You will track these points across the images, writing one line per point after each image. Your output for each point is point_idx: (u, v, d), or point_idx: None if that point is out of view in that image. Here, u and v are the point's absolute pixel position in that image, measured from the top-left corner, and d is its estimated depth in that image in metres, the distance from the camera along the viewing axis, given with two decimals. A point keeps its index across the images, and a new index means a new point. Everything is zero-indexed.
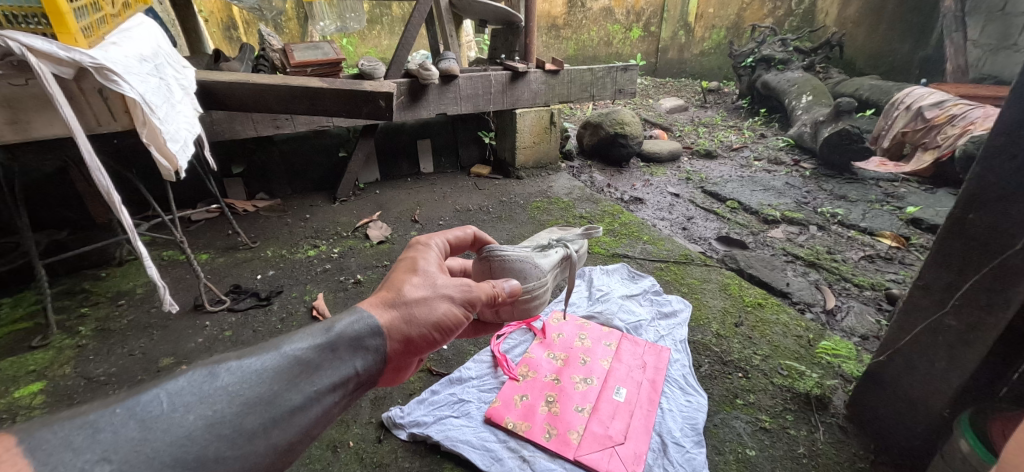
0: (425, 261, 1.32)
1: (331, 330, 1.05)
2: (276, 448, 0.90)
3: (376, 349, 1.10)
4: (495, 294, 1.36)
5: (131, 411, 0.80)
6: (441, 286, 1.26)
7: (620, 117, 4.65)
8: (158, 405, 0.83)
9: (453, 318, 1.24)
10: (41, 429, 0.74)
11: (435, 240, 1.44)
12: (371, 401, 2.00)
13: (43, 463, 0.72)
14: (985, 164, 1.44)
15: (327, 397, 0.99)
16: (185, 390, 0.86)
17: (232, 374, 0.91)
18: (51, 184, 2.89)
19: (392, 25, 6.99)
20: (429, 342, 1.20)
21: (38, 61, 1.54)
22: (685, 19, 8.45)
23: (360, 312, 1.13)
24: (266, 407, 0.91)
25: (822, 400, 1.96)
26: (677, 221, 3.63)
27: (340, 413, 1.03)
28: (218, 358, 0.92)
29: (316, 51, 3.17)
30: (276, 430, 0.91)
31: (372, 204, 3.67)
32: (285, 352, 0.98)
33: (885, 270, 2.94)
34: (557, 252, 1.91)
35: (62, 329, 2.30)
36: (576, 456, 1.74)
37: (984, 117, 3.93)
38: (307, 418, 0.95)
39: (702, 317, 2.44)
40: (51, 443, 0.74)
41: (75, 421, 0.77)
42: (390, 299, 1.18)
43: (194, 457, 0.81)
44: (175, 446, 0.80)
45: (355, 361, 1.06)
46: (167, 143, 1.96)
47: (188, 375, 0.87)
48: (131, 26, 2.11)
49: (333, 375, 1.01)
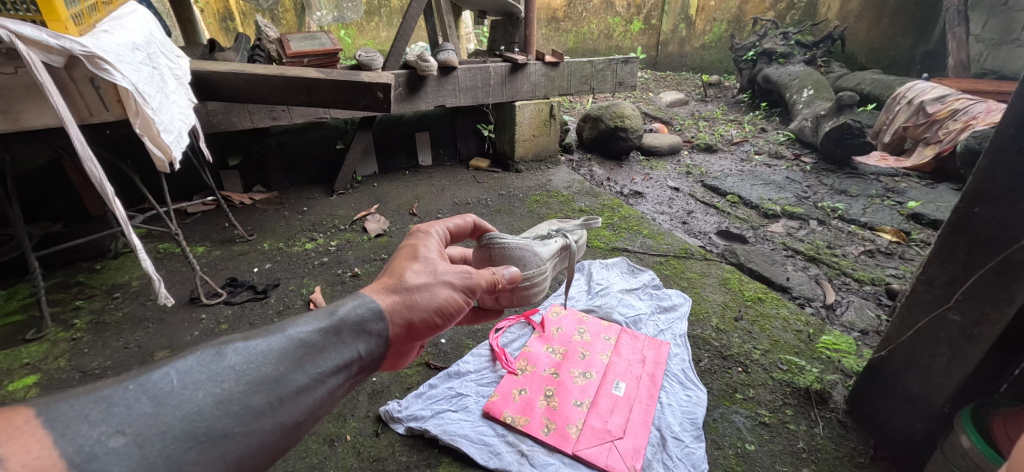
0: (426, 248, 1.30)
1: (335, 314, 1.04)
2: (282, 427, 0.89)
3: (379, 334, 1.08)
4: (496, 281, 1.33)
5: (142, 387, 0.79)
6: (442, 273, 1.23)
7: (620, 109, 4.60)
8: (168, 382, 0.81)
9: (454, 304, 1.23)
10: (57, 403, 0.74)
11: (435, 228, 1.41)
12: (369, 396, 1.98)
13: (61, 434, 0.72)
14: (993, 157, 1.41)
15: (331, 379, 0.98)
16: (194, 368, 0.85)
17: (239, 354, 0.89)
18: (44, 175, 2.85)
19: (390, 16, 6.94)
20: (430, 327, 1.19)
21: (27, 48, 1.51)
22: (686, 12, 8.40)
23: (363, 296, 1.11)
24: (272, 387, 0.89)
25: (822, 395, 1.95)
26: (677, 215, 3.62)
27: (344, 395, 1.01)
28: (225, 338, 0.91)
29: (313, 42, 3.14)
30: (283, 409, 0.89)
31: (370, 197, 3.65)
32: (291, 333, 0.96)
33: (886, 264, 2.93)
34: (556, 241, 1.89)
35: (57, 322, 2.28)
36: (576, 450, 1.73)
37: (987, 111, 3.90)
38: (312, 399, 0.93)
39: (702, 312, 2.42)
40: (67, 416, 0.74)
41: (89, 396, 0.76)
42: (391, 285, 1.16)
43: (204, 433, 0.80)
44: (184, 422, 0.79)
45: (358, 344, 1.04)
46: (161, 134, 1.93)
47: (197, 354, 0.86)
48: (124, 14, 2.07)
49: (337, 357, 0.99)
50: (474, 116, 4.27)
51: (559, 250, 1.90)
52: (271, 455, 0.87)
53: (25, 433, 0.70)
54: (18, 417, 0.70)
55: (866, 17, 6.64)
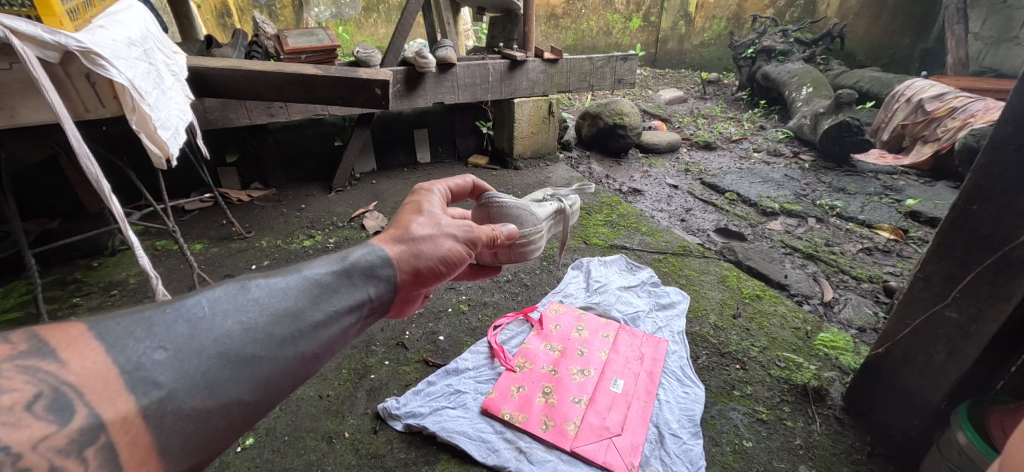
0: (430, 203, 1.32)
1: (345, 259, 1.09)
2: (302, 357, 0.94)
3: (387, 279, 1.14)
4: (494, 236, 1.37)
5: (179, 311, 0.84)
6: (445, 226, 1.27)
7: (619, 107, 4.60)
8: (200, 309, 0.87)
9: (457, 255, 1.26)
10: (105, 320, 0.79)
11: (437, 185, 1.43)
12: (367, 393, 1.98)
13: (111, 346, 0.77)
14: (991, 154, 1.41)
15: (344, 318, 1.04)
16: (222, 298, 0.90)
17: (261, 289, 0.95)
18: (41, 171, 2.84)
19: (389, 13, 6.91)
20: (435, 275, 1.24)
21: (21, 44, 1.50)
22: (686, 10, 8.35)
23: (372, 246, 1.16)
24: (293, 320, 0.95)
25: (819, 392, 1.95)
26: (675, 213, 3.62)
27: (355, 335, 1.07)
28: (247, 276, 0.96)
29: (310, 38, 3.12)
30: (303, 339, 0.95)
31: (369, 194, 3.64)
32: (310, 273, 1.03)
33: (884, 262, 2.93)
34: (551, 204, 1.92)
35: (54, 319, 2.28)
36: (573, 447, 1.73)
37: (985, 110, 3.91)
38: (328, 334, 0.99)
39: (699, 309, 2.42)
40: (115, 332, 0.78)
41: (133, 315, 0.81)
42: (398, 235, 1.21)
43: (235, 354, 0.86)
44: (217, 343, 0.85)
45: (368, 288, 1.10)
46: (157, 130, 1.92)
47: (225, 286, 0.91)
48: (120, 9, 2.06)
49: (349, 298, 1.05)
50: (473, 113, 4.26)
51: (555, 212, 1.92)
52: (292, 381, 0.93)
53: (79, 342, 0.75)
54: (72, 329, 0.76)
55: (865, 15, 6.63)
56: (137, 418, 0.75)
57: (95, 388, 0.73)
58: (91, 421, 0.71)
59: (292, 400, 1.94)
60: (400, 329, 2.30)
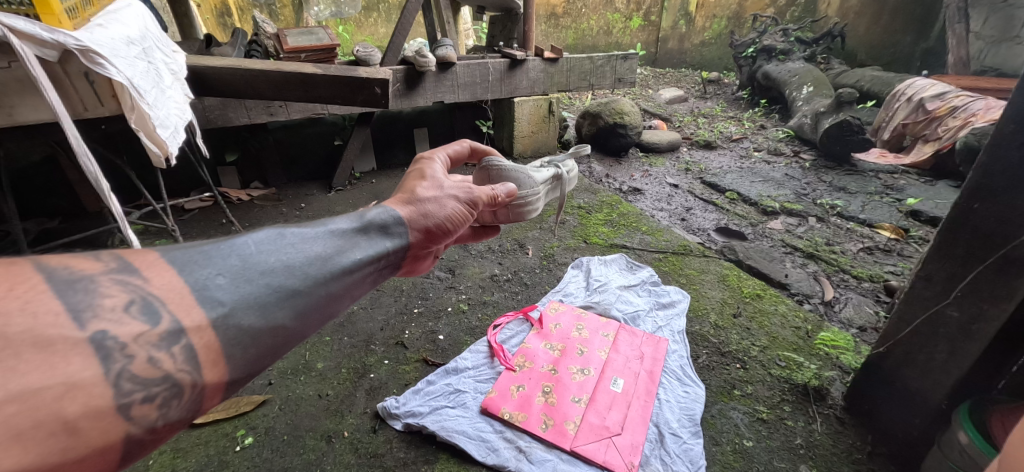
0: (433, 169, 1.40)
1: (364, 217, 1.17)
2: (331, 297, 1.01)
3: (402, 235, 1.20)
4: (494, 196, 1.45)
5: (231, 247, 0.92)
6: (448, 188, 1.34)
7: (620, 106, 4.62)
8: (248, 247, 0.95)
9: (460, 214, 1.33)
10: (171, 251, 0.88)
11: (438, 154, 1.49)
12: (366, 392, 1.97)
13: (179, 271, 0.85)
14: (993, 152, 1.41)
15: (367, 267, 1.10)
16: (264, 240, 0.98)
17: (296, 236, 1.03)
18: (41, 170, 2.84)
19: (389, 12, 6.90)
20: (444, 234, 1.30)
21: (20, 43, 1.50)
22: (686, 9, 8.33)
23: (385, 206, 1.23)
24: (323, 263, 1.02)
25: (819, 392, 1.95)
26: (676, 212, 3.61)
27: (375, 285, 1.13)
28: (282, 225, 1.04)
29: (310, 37, 3.11)
30: (333, 281, 1.02)
31: (368, 193, 3.63)
32: (339, 226, 1.11)
33: (885, 261, 2.92)
34: (548, 170, 1.92)
35: None
36: (573, 446, 1.73)
37: (986, 109, 3.90)
38: (352, 279, 1.06)
39: (700, 309, 2.42)
40: (182, 259, 0.87)
41: (191, 250, 0.89)
42: (406, 198, 1.27)
43: (280, 284, 0.93)
44: (264, 275, 0.92)
45: (387, 241, 1.16)
46: (157, 129, 1.92)
47: (265, 231, 0.99)
48: (120, 8, 2.06)
49: (371, 249, 1.12)
50: (473, 112, 4.25)
51: (552, 178, 1.93)
52: (323, 318, 0.99)
53: (156, 265, 0.84)
54: (147, 255, 0.85)
55: (866, 14, 6.62)
56: (209, 328, 0.83)
57: (171, 301, 0.81)
58: (172, 326, 0.80)
59: (291, 399, 1.94)
60: (400, 328, 2.29)
